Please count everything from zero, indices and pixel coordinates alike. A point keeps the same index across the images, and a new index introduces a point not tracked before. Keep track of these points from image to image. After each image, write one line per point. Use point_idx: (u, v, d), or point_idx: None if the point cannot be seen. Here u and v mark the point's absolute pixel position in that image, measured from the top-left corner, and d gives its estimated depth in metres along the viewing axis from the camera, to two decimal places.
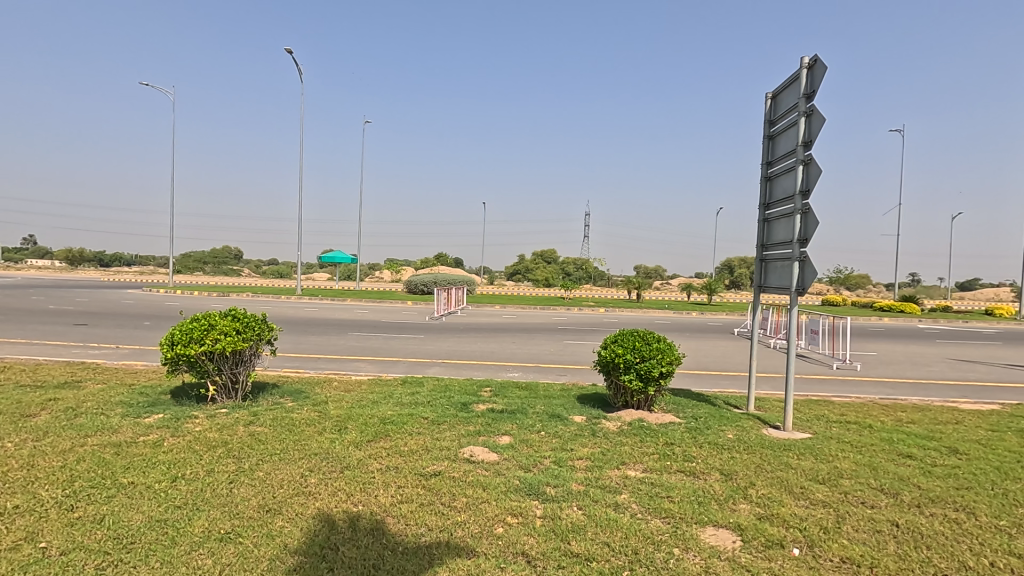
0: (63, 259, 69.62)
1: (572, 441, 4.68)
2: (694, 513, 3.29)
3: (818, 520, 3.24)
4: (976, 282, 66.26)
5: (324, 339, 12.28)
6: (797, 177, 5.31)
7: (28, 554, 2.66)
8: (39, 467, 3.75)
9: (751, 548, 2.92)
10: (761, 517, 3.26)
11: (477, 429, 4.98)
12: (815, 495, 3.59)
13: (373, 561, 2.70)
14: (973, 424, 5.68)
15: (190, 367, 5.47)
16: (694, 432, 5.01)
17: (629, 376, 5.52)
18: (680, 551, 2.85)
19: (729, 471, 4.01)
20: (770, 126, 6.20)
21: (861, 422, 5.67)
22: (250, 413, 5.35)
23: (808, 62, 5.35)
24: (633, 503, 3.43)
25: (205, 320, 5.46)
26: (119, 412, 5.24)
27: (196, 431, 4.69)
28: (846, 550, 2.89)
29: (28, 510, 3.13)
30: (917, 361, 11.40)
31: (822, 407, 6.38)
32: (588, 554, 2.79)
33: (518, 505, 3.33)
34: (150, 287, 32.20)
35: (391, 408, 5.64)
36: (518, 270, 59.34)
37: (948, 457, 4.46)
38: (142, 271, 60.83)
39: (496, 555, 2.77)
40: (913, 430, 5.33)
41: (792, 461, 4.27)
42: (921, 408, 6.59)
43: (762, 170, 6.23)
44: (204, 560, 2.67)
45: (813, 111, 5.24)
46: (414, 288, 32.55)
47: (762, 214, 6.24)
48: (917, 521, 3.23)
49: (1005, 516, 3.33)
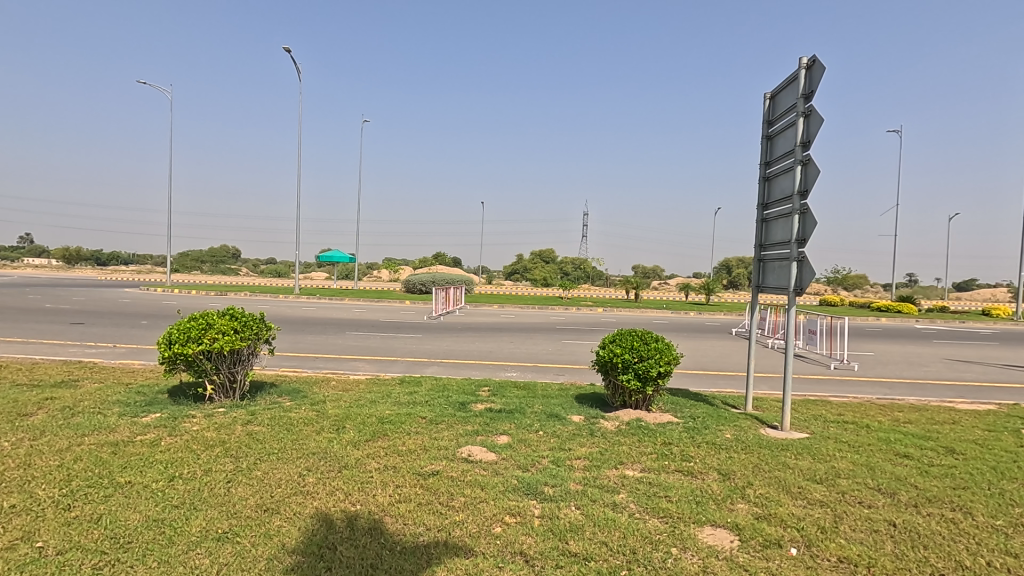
0: (60, 258, 69.44)
1: (570, 440, 4.68)
2: (692, 513, 3.29)
3: (816, 520, 3.24)
4: (973, 283, 66.43)
5: (322, 339, 12.23)
6: (795, 178, 5.33)
7: (24, 554, 2.65)
8: (35, 466, 3.74)
9: (749, 548, 2.92)
10: (759, 517, 3.27)
11: (475, 429, 4.97)
12: (813, 495, 3.59)
13: (371, 561, 2.69)
14: (970, 424, 5.70)
15: (188, 366, 5.47)
16: (692, 432, 5.01)
17: (627, 375, 5.53)
18: (679, 551, 2.85)
19: (727, 471, 4.02)
20: (768, 126, 6.21)
21: (858, 422, 5.68)
22: (248, 412, 5.33)
23: (806, 63, 5.36)
24: (631, 503, 3.43)
25: (203, 320, 5.45)
26: (116, 412, 5.21)
27: (193, 430, 4.67)
28: (843, 550, 2.90)
29: (24, 510, 3.11)
30: (914, 362, 11.45)
31: (820, 407, 6.40)
32: (586, 554, 2.79)
33: (516, 505, 3.33)
34: (147, 286, 32.01)
35: (389, 408, 5.62)
36: (518, 270, 59.71)
37: (945, 457, 4.47)
38: (139, 270, 58.09)
39: (494, 555, 2.77)
40: (910, 430, 5.34)
41: (790, 461, 4.28)
42: (918, 408, 6.61)
43: (760, 170, 6.25)
44: (202, 560, 2.66)
45: (812, 111, 5.25)
46: (411, 287, 32.48)
47: (759, 214, 6.25)
48: (914, 521, 3.24)
49: (1002, 516, 3.34)
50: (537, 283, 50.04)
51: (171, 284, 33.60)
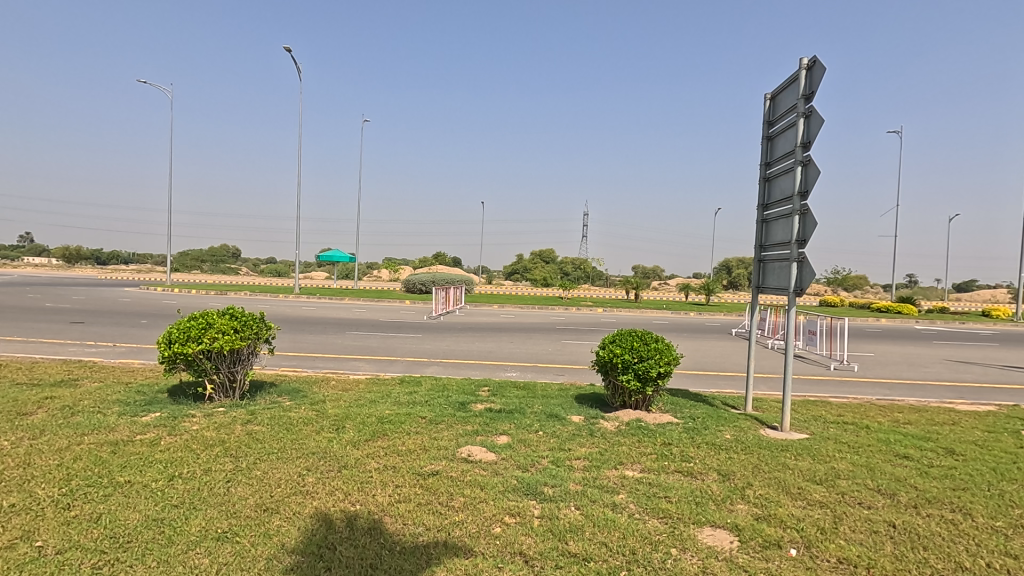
0: (60, 257, 69.51)
1: (570, 440, 4.69)
2: (692, 513, 3.30)
3: (816, 520, 3.25)
4: (974, 284, 66.38)
5: (321, 339, 12.21)
6: (795, 179, 5.34)
7: (23, 554, 2.65)
8: (35, 465, 3.74)
9: (749, 548, 2.92)
10: (759, 517, 3.27)
11: (475, 429, 4.97)
12: (813, 496, 3.60)
13: (371, 561, 2.69)
14: (970, 425, 5.70)
15: (188, 366, 5.47)
16: (692, 432, 5.02)
17: (626, 375, 5.53)
18: (678, 551, 2.85)
19: (727, 471, 4.02)
20: (769, 127, 6.21)
21: (858, 422, 5.68)
22: (247, 412, 5.32)
23: (807, 64, 5.37)
24: (631, 503, 3.43)
25: (202, 320, 5.44)
26: (116, 411, 5.20)
27: (193, 430, 4.66)
28: (843, 551, 2.90)
29: (23, 509, 3.11)
30: (914, 362, 11.46)
31: (820, 408, 6.39)
32: (586, 554, 2.79)
33: (516, 505, 3.33)
34: (147, 285, 31.86)
35: (389, 408, 5.62)
36: (518, 270, 59.97)
37: (945, 458, 4.47)
38: (139, 271, 56.43)
39: (494, 555, 2.77)
40: (910, 431, 5.35)
41: (790, 461, 4.28)
42: (917, 408, 6.61)
43: (760, 170, 6.25)
44: (201, 560, 2.65)
45: (812, 112, 5.26)
46: (411, 287, 32.39)
47: (760, 215, 6.25)
48: (914, 521, 3.25)
49: (1001, 516, 3.34)
50: (537, 283, 49.99)
51: (171, 283, 33.55)
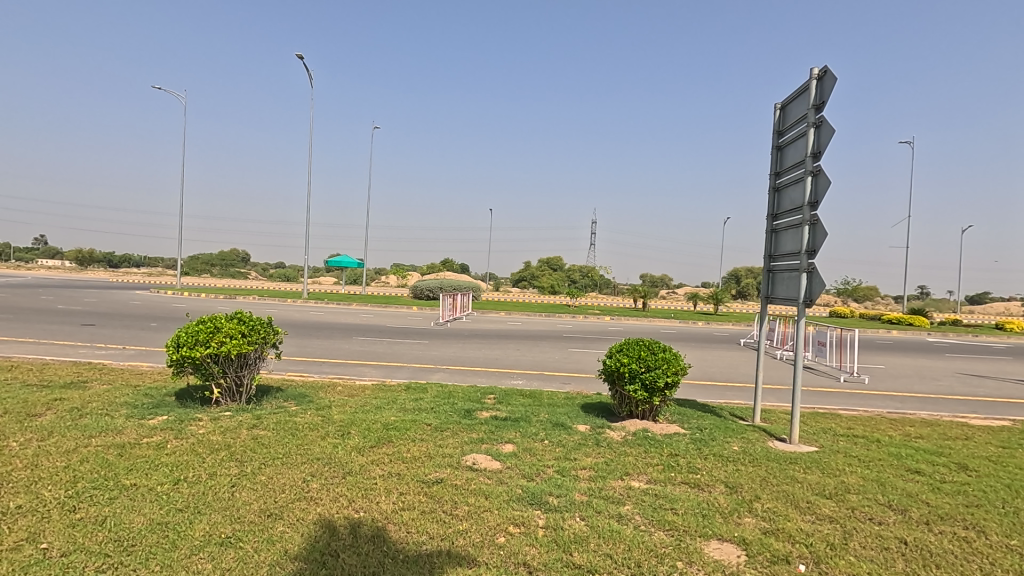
0: (75, 257, 71.10)
1: (575, 450, 4.65)
2: (698, 525, 3.26)
3: (825, 535, 3.19)
4: (988, 296, 65.49)
5: (328, 343, 12.31)
6: (806, 189, 5.27)
7: (29, 555, 2.66)
8: (42, 466, 3.77)
9: (756, 563, 2.88)
10: (766, 531, 3.22)
11: (480, 436, 4.96)
12: (822, 510, 3.54)
13: (373, 569, 2.67)
14: (983, 440, 5.60)
15: (196, 369, 5.48)
16: (699, 443, 4.98)
17: (634, 386, 5.49)
18: (684, 565, 2.81)
19: (733, 483, 3.97)
20: (780, 136, 6.19)
21: (868, 436, 5.59)
22: (254, 416, 5.33)
23: (818, 74, 5.35)
24: (637, 515, 3.39)
25: (211, 323, 5.47)
26: (124, 413, 5.26)
27: (200, 433, 4.70)
28: (853, 567, 2.85)
29: (30, 510, 3.13)
30: (925, 375, 11.31)
31: (830, 421, 6.31)
32: (590, 566, 2.75)
33: (521, 514, 3.31)
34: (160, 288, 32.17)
35: (394, 414, 5.65)
36: (523, 275, 60.46)
37: (958, 473, 4.39)
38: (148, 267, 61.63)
39: (498, 565, 2.74)
40: (921, 446, 5.25)
41: (798, 474, 4.22)
42: (930, 423, 6.50)
43: (770, 180, 6.21)
44: (205, 564, 2.65)
45: (823, 121, 5.21)
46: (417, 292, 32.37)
47: (770, 224, 6.19)
48: (926, 538, 3.18)
49: (1016, 535, 3.26)
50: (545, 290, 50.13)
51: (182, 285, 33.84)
